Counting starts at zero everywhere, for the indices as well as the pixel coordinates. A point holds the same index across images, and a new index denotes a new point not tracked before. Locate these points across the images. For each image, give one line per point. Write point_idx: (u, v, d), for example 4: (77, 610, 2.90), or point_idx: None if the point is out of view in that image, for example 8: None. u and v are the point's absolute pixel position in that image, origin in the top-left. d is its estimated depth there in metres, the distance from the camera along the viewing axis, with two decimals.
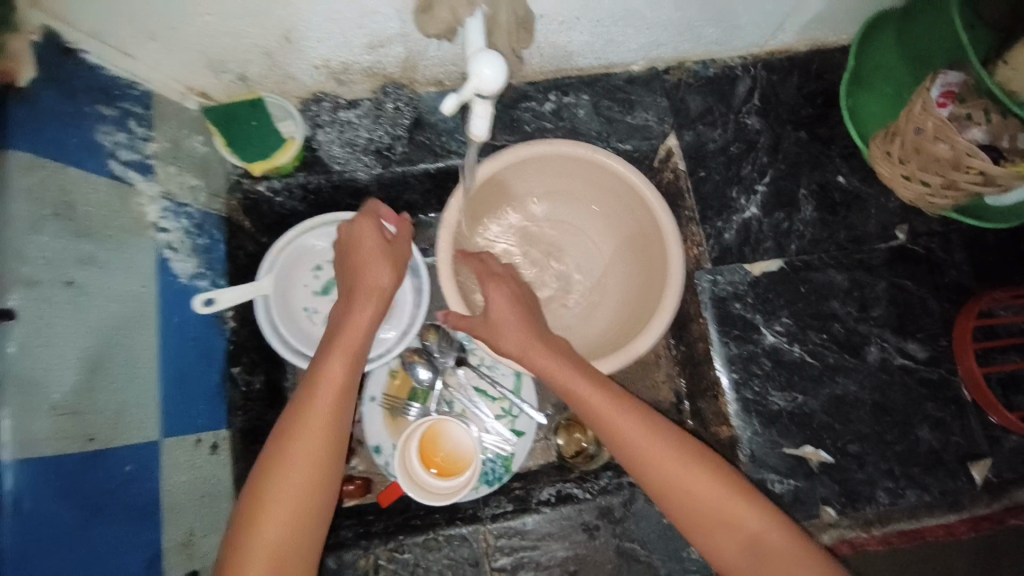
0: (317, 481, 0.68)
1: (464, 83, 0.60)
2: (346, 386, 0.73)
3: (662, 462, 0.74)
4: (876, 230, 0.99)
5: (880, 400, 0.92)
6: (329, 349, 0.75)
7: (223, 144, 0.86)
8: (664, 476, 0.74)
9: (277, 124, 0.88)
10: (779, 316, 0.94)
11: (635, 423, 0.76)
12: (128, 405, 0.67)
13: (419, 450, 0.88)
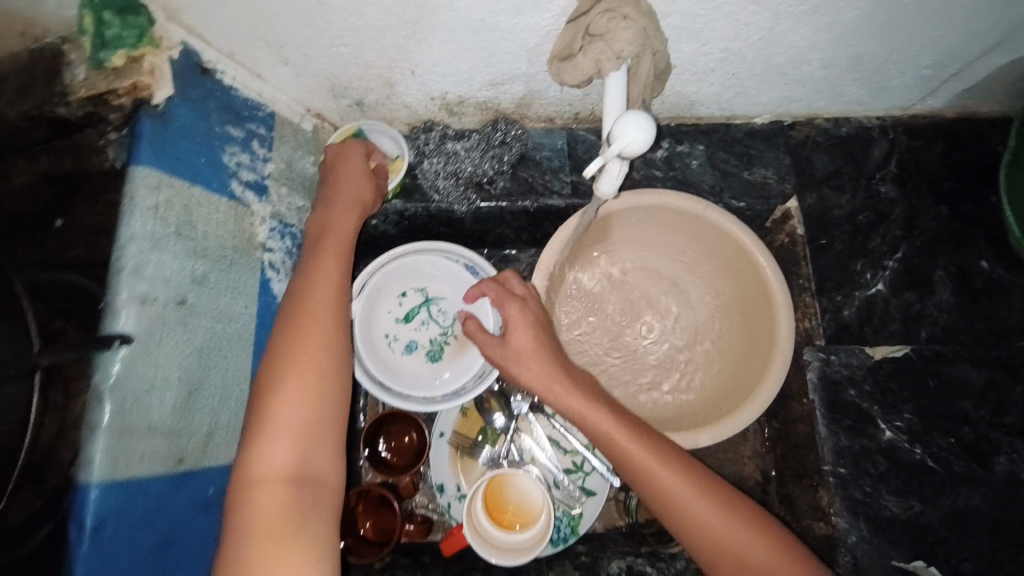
0: (319, 370, 0.61)
1: (607, 146, 0.60)
2: (332, 281, 0.67)
3: (678, 496, 0.66)
4: (1018, 324, 0.87)
5: (1005, 518, 0.79)
6: (319, 245, 0.71)
7: None
8: (685, 519, 0.66)
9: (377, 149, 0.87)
10: (900, 411, 0.84)
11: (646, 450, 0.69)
12: (218, 426, 0.67)
13: (485, 506, 0.83)
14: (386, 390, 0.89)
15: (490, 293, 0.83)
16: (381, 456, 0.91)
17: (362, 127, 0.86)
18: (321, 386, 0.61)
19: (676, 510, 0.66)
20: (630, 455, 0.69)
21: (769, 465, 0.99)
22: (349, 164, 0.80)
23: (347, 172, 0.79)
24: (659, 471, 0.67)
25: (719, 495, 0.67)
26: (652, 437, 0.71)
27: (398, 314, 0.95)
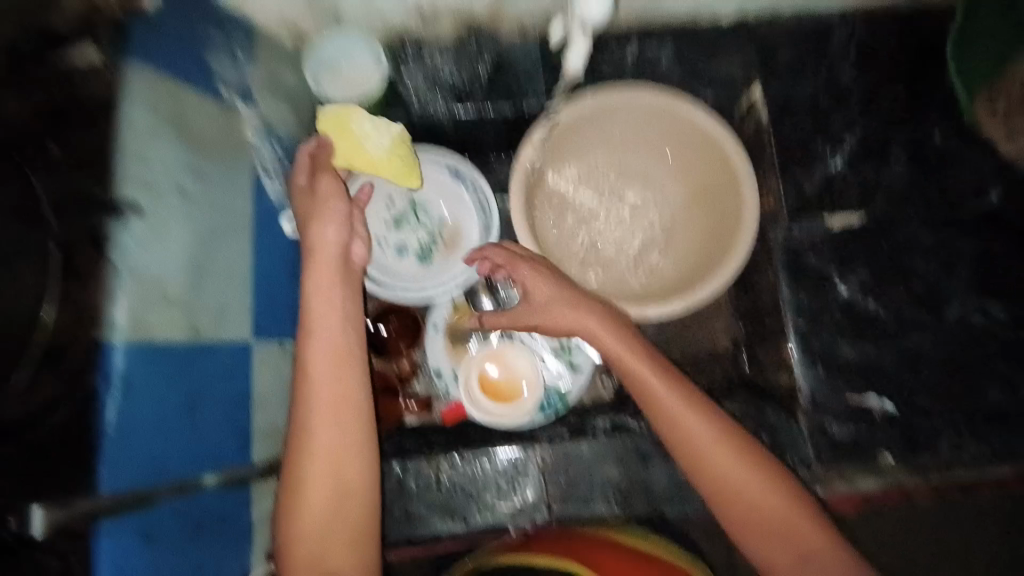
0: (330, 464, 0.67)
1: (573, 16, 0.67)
2: (331, 374, 0.69)
3: (706, 444, 0.74)
4: (969, 189, 0.93)
5: (955, 358, 0.88)
6: (308, 330, 0.71)
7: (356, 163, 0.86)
8: (707, 463, 0.73)
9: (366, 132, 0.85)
10: (855, 270, 0.91)
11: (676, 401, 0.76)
12: (229, 307, 0.74)
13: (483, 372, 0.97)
14: (381, 284, 0.96)
15: (500, 257, 0.88)
16: (381, 342, 1.01)
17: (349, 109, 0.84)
18: (340, 446, 0.68)
19: (694, 457, 0.74)
20: (659, 403, 0.76)
21: (740, 337, 1.07)
22: (324, 209, 0.76)
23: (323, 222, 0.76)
24: (686, 419, 0.75)
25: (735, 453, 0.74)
26: (697, 401, 0.77)
27: (388, 219, 1.01)
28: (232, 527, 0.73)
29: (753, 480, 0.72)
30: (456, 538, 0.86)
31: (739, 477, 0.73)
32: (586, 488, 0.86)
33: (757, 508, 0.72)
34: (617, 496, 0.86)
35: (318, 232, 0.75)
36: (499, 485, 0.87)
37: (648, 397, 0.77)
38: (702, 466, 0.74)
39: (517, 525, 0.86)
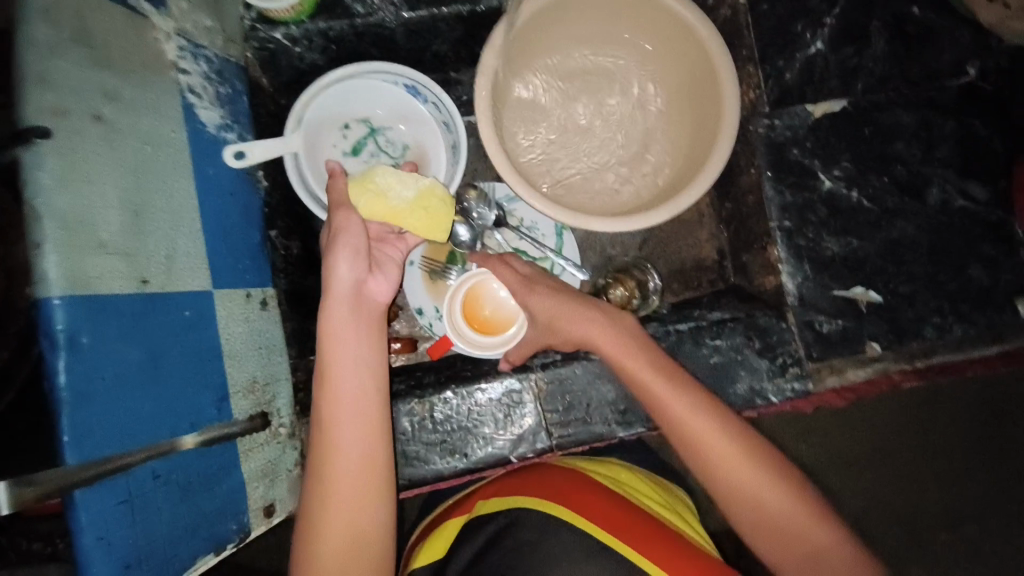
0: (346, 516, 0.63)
1: None
2: (351, 419, 0.66)
3: (732, 461, 0.68)
4: (949, 64, 0.90)
5: (937, 242, 0.88)
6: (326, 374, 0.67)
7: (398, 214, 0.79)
8: (732, 483, 0.68)
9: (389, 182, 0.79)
10: (839, 160, 0.88)
11: (701, 416, 0.70)
12: (178, 252, 0.65)
13: (466, 301, 0.91)
14: None
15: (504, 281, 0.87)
16: None
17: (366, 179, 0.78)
18: (361, 493, 0.64)
19: (722, 475, 0.68)
20: (681, 419, 0.70)
21: (722, 243, 1.05)
22: (339, 239, 0.70)
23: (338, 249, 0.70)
24: (708, 434, 0.69)
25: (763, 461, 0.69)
26: (709, 403, 0.71)
27: (345, 148, 0.91)
28: (225, 487, 0.68)
29: (786, 497, 0.66)
30: (459, 475, 0.84)
31: (773, 492, 0.67)
32: (584, 410, 0.85)
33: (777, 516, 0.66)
34: (617, 413, 0.85)
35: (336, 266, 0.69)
36: (496, 416, 0.84)
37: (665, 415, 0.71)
38: (733, 483, 0.68)
39: (518, 454, 0.84)
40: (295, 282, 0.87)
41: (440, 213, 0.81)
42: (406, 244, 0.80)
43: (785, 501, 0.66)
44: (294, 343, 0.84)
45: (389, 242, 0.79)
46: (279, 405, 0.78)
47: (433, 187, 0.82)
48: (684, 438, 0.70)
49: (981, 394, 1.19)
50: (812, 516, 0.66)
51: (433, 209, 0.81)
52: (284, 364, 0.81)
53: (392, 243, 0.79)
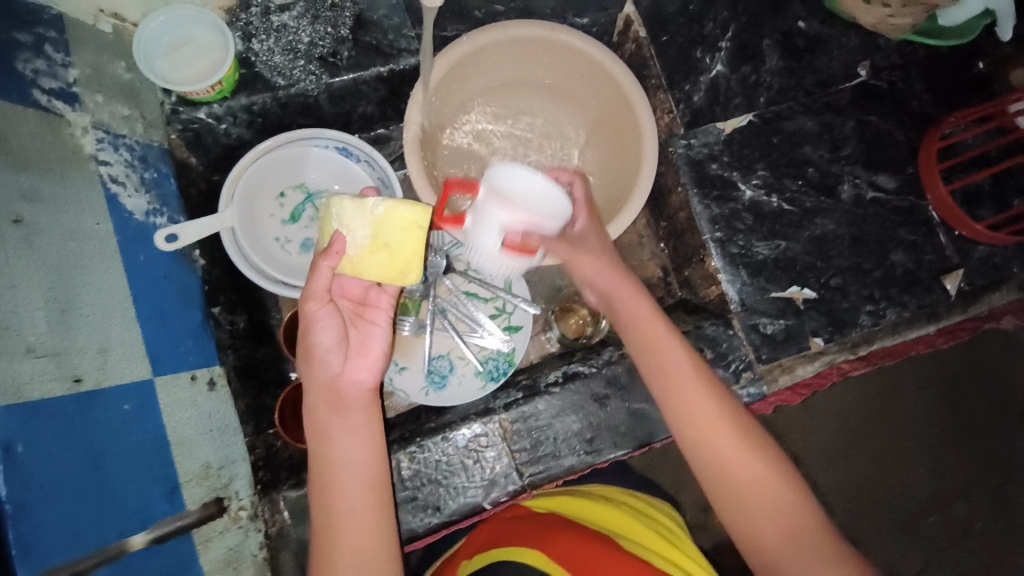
0: None
1: None
2: (355, 511, 0.68)
3: (733, 452, 0.70)
4: (840, 70, 0.98)
5: (857, 233, 0.94)
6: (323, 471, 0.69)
7: (375, 263, 0.71)
8: (726, 465, 0.70)
9: (354, 228, 0.70)
10: (755, 169, 0.94)
11: (714, 403, 0.72)
12: (111, 345, 0.63)
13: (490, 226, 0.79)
14: (289, 287, 0.87)
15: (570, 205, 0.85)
16: None
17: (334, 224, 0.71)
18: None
19: (719, 462, 0.70)
20: (696, 406, 0.72)
21: (663, 258, 1.08)
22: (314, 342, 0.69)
23: (316, 348, 0.69)
24: (716, 420, 0.71)
25: (769, 460, 0.70)
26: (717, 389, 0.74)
27: (283, 216, 0.92)
28: None
29: (788, 493, 0.67)
30: (433, 531, 0.81)
31: (771, 488, 0.68)
32: (552, 444, 0.85)
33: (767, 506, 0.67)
34: (584, 443, 0.85)
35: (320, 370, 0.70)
36: (464, 464, 0.83)
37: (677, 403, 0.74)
38: (732, 471, 0.69)
39: (491, 500, 0.83)
40: (244, 356, 0.85)
41: (402, 250, 0.71)
42: (389, 295, 0.74)
43: (784, 499, 0.67)
44: (249, 420, 0.82)
45: (373, 301, 0.74)
46: (238, 487, 0.75)
47: (388, 214, 0.70)
48: (689, 420, 0.72)
49: (936, 369, 1.21)
50: (810, 517, 0.66)
51: (394, 246, 0.70)
52: (239, 444, 0.78)
53: (375, 300, 0.74)
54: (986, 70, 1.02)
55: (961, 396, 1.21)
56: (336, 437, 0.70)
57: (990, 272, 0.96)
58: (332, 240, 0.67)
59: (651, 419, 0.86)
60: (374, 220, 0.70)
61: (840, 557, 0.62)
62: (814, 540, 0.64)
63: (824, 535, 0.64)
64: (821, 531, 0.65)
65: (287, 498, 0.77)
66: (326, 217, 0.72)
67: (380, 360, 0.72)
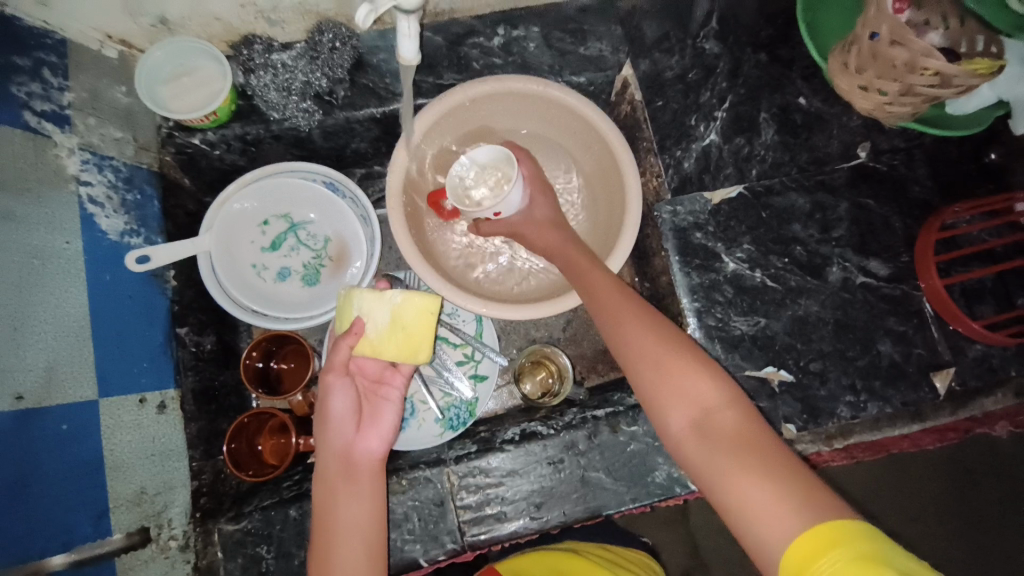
0: None
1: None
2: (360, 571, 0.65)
3: (643, 347, 0.65)
4: (838, 150, 0.96)
5: (842, 318, 0.90)
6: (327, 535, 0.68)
7: (392, 346, 0.73)
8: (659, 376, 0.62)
9: (373, 312, 0.73)
10: (741, 243, 0.92)
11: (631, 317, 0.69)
12: (59, 364, 0.65)
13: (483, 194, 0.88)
14: (257, 315, 0.88)
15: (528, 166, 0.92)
16: (272, 374, 0.90)
17: (353, 308, 0.74)
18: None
19: (635, 362, 0.65)
20: (615, 323, 0.69)
21: None
22: (331, 410, 0.71)
23: (332, 413, 0.71)
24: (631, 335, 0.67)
25: (690, 362, 0.63)
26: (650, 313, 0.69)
27: (264, 243, 0.93)
28: None
29: (712, 395, 0.59)
30: None
31: (687, 382, 0.61)
32: (499, 504, 0.82)
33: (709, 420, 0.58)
34: (533, 508, 0.82)
35: (337, 438, 0.71)
36: (407, 515, 0.80)
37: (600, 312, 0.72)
38: (645, 369, 0.64)
39: (430, 557, 0.80)
40: (205, 378, 0.85)
41: (417, 332, 0.73)
42: (403, 376, 0.76)
43: (705, 398, 0.59)
44: (199, 444, 0.81)
45: (388, 379, 0.76)
46: (171, 515, 0.74)
47: (405, 303, 0.73)
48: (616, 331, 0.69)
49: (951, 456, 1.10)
50: (733, 417, 0.58)
51: (411, 328, 0.73)
52: (181, 471, 0.77)
53: (389, 379, 0.76)
54: (999, 161, 0.97)
55: (972, 486, 1.10)
56: (343, 492, 0.69)
57: (985, 373, 0.90)
58: (352, 323, 0.72)
59: (606, 488, 0.82)
60: (394, 307, 0.73)
61: (759, 456, 0.54)
62: (731, 444, 0.55)
63: (747, 437, 0.56)
64: (743, 433, 0.56)
65: (222, 531, 0.76)
66: (346, 304, 0.74)
67: (392, 432, 0.74)
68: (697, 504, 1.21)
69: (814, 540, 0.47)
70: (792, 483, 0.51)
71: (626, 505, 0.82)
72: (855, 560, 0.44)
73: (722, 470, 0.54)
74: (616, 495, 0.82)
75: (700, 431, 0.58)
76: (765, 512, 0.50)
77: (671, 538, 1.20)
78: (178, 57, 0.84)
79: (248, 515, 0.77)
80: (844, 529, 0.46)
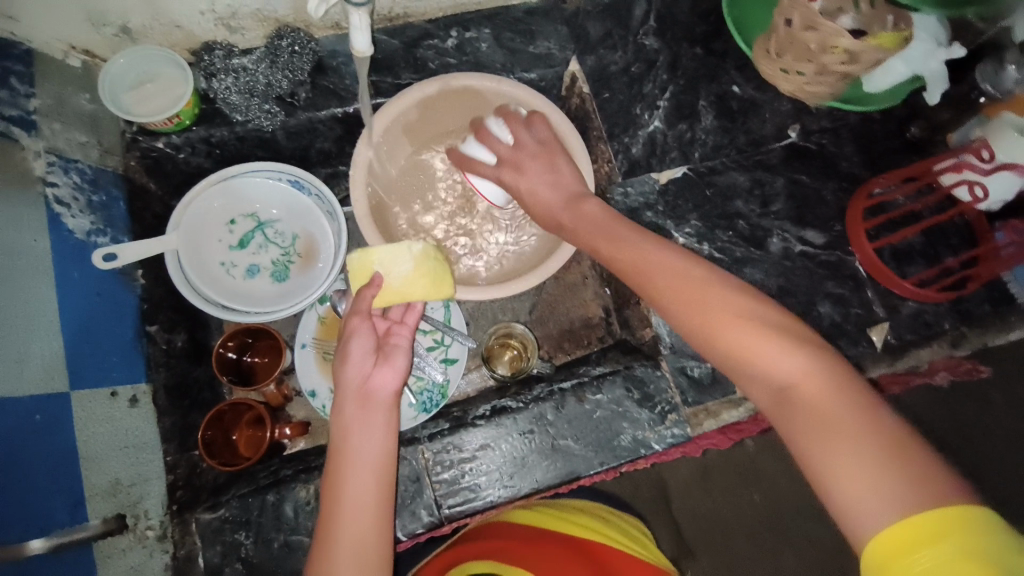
0: None
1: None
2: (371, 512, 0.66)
3: (709, 312, 0.62)
4: (772, 131, 1.03)
5: (785, 284, 0.97)
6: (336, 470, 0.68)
7: (422, 291, 0.79)
8: (733, 344, 0.60)
9: (398, 265, 0.78)
10: (688, 219, 0.98)
11: (689, 283, 0.64)
12: (30, 357, 0.66)
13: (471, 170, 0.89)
14: (227, 310, 0.90)
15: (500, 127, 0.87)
16: (244, 368, 0.92)
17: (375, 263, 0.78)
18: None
19: (708, 334, 0.62)
20: (671, 293, 0.64)
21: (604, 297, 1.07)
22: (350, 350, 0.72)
23: (352, 353, 0.72)
24: (698, 301, 0.63)
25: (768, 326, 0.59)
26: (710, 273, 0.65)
27: (231, 242, 0.95)
28: None
29: (797, 367, 0.56)
30: None
31: (769, 350, 0.57)
32: (473, 477, 0.85)
33: (796, 392, 0.55)
34: (505, 479, 0.85)
35: (354, 374, 0.71)
36: None
37: (652, 284, 0.67)
38: (722, 343, 0.61)
39: (408, 531, 0.83)
40: (177, 374, 0.86)
41: (441, 273, 0.80)
42: (409, 328, 0.77)
43: (790, 372, 0.56)
44: (173, 439, 0.83)
45: (394, 332, 0.76)
46: (147, 506, 0.76)
47: (426, 251, 0.79)
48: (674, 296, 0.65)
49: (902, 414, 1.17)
50: (821, 387, 0.54)
51: (434, 271, 0.80)
52: (155, 463, 0.79)
53: (399, 328, 0.76)
54: (919, 135, 1.05)
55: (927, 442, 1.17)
56: (354, 426, 0.69)
57: (920, 327, 0.98)
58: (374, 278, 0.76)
59: (574, 455, 0.86)
60: (417, 258, 0.79)
61: (858, 430, 0.51)
62: (826, 419, 0.52)
63: (837, 410, 0.52)
64: (834, 404, 0.53)
65: (199, 520, 0.76)
66: (363, 262, 0.78)
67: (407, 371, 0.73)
68: (677, 491, 1.26)
69: (923, 526, 0.44)
70: (902, 465, 0.48)
71: (595, 469, 0.86)
72: (950, 561, 0.42)
73: (815, 441, 0.52)
74: (584, 460, 0.86)
75: (785, 406, 0.55)
76: (856, 496, 0.48)
77: (659, 524, 1.24)
78: (142, 66, 0.87)
79: (225, 503, 0.77)
80: (952, 522, 0.43)
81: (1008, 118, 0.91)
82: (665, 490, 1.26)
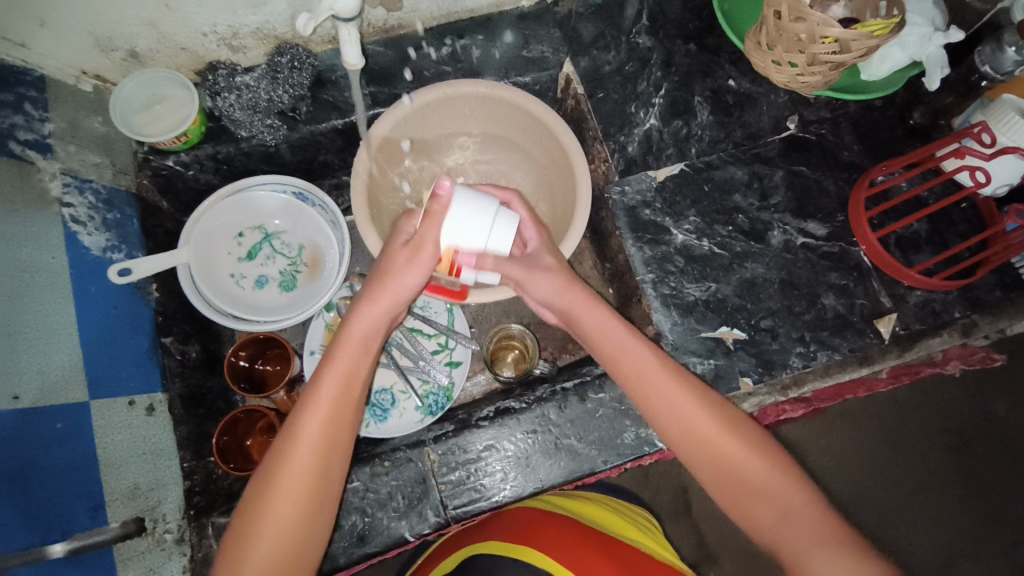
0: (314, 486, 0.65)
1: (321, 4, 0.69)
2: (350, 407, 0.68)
3: (713, 438, 0.69)
4: (769, 125, 1.03)
5: (788, 277, 0.97)
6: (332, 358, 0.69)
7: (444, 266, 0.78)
8: (739, 472, 0.68)
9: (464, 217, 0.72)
10: (687, 216, 0.98)
11: (705, 418, 0.70)
12: (51, 370, 0.69)
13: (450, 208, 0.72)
14: (235, 319, 0.93)
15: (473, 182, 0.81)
16: (256, 375, 0.95)
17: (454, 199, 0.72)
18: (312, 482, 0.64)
19: (714, 457, 0.69)
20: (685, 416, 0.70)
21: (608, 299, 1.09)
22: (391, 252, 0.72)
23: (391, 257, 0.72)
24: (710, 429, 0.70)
25: (769, 457, 0.69)
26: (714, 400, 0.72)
27: (240, 254, 0.99)
28: None
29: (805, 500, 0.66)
30: (359, 562, 0.83)
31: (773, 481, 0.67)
32: (479, 479, 0.86)
33: (794, 519, 0.64)
34: (509, 479, 0.86)
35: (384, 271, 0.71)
36: (392, 494, 0.85)
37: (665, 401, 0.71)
38: (730, 471, 0.68)
39: (416, 532, 0.84)
40: (191, 384, 0.91)
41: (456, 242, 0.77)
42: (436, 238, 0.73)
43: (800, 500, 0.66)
44: (188, 445, 0.87)
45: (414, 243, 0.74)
46: (165, 510, 0.79)
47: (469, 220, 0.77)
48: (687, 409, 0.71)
49: None
50: (814, 519, 0.64)
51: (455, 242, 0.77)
52: (173, 468, 0.83)
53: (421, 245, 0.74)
54: (921, 121, 1.03)
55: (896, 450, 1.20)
56: (339, 364, 0.69)
57: (928, 316, 0.96)
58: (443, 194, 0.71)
59: (579, 454, 0.87)
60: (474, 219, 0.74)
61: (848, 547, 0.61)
62: (823, 539, 0.62)
63: (826, 532, 0.63)
64: (825, 532, 0.63)
65: (216, 524, 0.82)
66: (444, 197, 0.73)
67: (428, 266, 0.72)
68: (696, 495, 1.25)
69: None
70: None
71: (599, 467, 0.86)
72: None
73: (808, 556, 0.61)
74: (588, 460, 0.87)
75: (786, 524, 0.64)
76: None
77: (679, 530, 1.24)
78: (152, 89, 0.91)
79: None
80: None
81: (1008, 100, 0.90)
82: (685, 496, 1.25)
